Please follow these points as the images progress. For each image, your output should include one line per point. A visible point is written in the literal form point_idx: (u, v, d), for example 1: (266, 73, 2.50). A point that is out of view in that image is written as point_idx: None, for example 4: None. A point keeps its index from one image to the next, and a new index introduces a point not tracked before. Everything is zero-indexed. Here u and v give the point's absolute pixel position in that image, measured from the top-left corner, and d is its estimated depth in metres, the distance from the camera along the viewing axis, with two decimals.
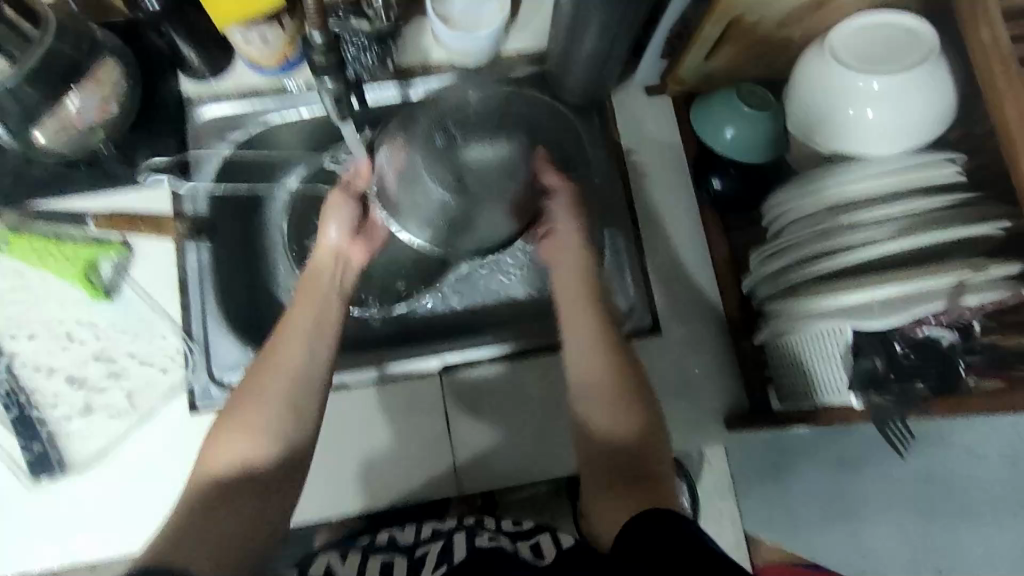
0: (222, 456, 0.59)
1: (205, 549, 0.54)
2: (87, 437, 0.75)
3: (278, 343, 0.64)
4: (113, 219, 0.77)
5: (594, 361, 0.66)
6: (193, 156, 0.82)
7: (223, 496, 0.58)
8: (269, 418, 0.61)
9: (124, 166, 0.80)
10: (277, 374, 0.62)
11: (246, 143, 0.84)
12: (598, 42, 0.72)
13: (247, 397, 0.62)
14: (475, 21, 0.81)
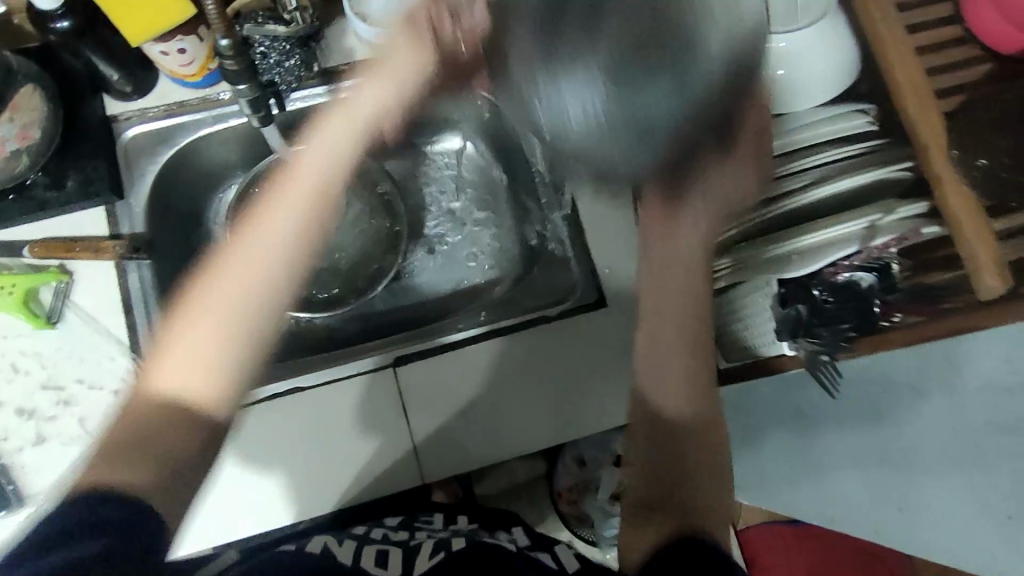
0: (157, 382, 0.53)
1: (127, 475, 0.49)
2: (42, 466, 0.74)
3: (238, 242, 0.56)
4: (49, 246, 0.77)
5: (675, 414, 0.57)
6: (123, 175, 0.81)
7: (146, 430, 0.52)
8: (216, 332, 0.53)
9: (54, 192, 0.78)
10: (230, 291, 0.54)
11: (176, 157, 0.84)
12: None
13: (198, 304, 0.54)
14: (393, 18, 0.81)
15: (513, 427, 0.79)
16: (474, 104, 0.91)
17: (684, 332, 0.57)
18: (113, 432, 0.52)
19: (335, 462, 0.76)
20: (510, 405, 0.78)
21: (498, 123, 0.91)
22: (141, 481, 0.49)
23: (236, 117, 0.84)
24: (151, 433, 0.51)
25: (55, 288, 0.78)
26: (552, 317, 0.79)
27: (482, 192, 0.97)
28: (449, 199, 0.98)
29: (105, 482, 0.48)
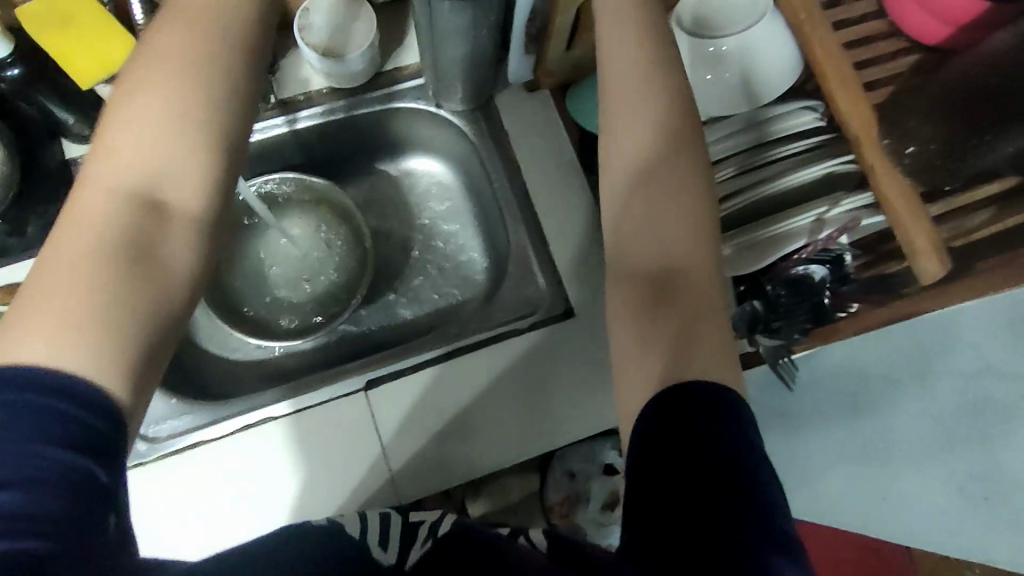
0: (110, 173, 0.49)
1: (69, 307, 0.43)
2: None
3: (159, 53, 0.52)
4: (12, 292, 0.77)
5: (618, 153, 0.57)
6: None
7: (85, 234, 0.47)
8: (173, 115, 0.51)
9: (16, 238, 0.78)
10: (178, 82, 0.51)
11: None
12: (460, 48, 0.75)
13: (143, 86, 0.51)
14: (344, 44, 0.82)
15: (489, 442, 0.78)
16: (433, 125, 0.92)
17: (661, 252, 0.54)
18: (69, 233, 0.46)
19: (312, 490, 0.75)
20: (485, 419, 0.78)
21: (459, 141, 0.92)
22: (78, 351, 0.42)
23: None
24: (75, 247, 0.46)
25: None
26: (524, 328, 0.80)
27: (448, 212, 0.98)
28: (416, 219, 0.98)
29: (42, 313, 0.43)
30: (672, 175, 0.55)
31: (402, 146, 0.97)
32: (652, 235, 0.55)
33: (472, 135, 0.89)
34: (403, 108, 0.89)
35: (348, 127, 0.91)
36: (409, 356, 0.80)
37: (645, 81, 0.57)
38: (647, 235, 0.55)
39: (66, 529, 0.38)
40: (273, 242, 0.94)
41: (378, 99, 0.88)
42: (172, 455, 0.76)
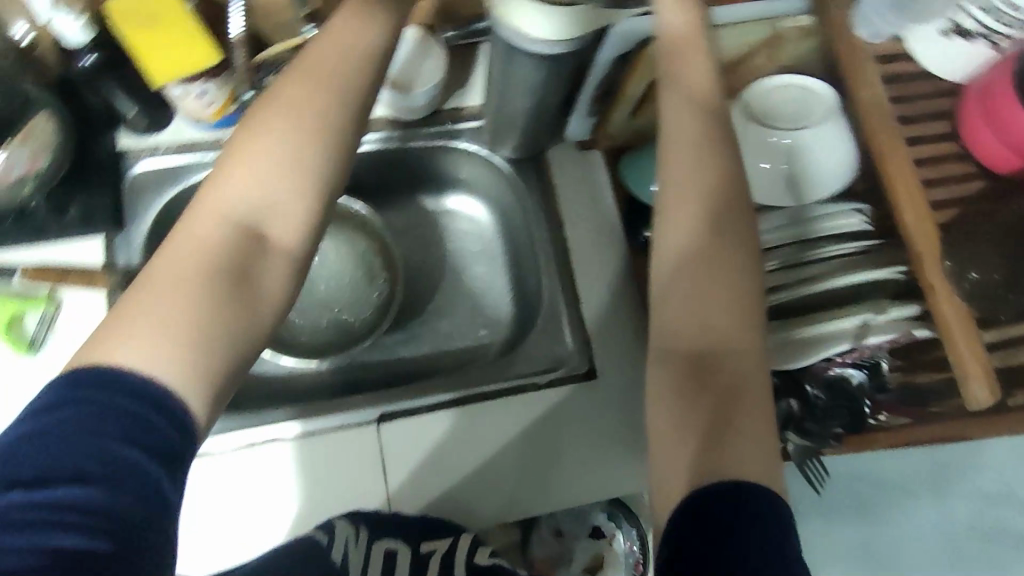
0: (219, 200, 0.53)
1: (166, 325, 0.47)
2: None
3: (285, 102, 0.55)
4: (41, 272, 0.76)
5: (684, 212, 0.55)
6: (128, 209, 0.82)
7: (188, 256, 0.51)
8: (287, 171, 0.54)
9: (55, 219, 0.78)
10: (302, 140, 0.54)
11: (181, 195, 0.84)
12: (527, 99, 0.76)
13: (260, 143, 0.54)
14: (412, 78, 0.84)
15: (492, 493, 0.76)
16: (480, 168, 0.93)
17: (682, 326, 0.54)
18: (165, 263, 0.50)
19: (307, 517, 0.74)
20: (494, 468, 0.76)
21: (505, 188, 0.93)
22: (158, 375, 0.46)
23: None
24: (179, 266, 0.50)
25: (40, 315, 0.76)
26: (541, 384, 0.79)
27: (481, 254, 0.98)
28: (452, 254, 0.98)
29: (143, 326, 0.47)
30: (724, 252, 0.55)
31: (445, 183, 0.98)
32: (695, 309, 0.54)
33: (520, 183, 0.90)
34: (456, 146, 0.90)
35: (400, 159, 0.91)
36: (427, 395, 0.79)
37: (700, 146, 0.56)
38: (690, 308, 0.54)
39: (122, 533, 0.42)
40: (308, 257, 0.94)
41: (433, 134, 0.89)
42: None
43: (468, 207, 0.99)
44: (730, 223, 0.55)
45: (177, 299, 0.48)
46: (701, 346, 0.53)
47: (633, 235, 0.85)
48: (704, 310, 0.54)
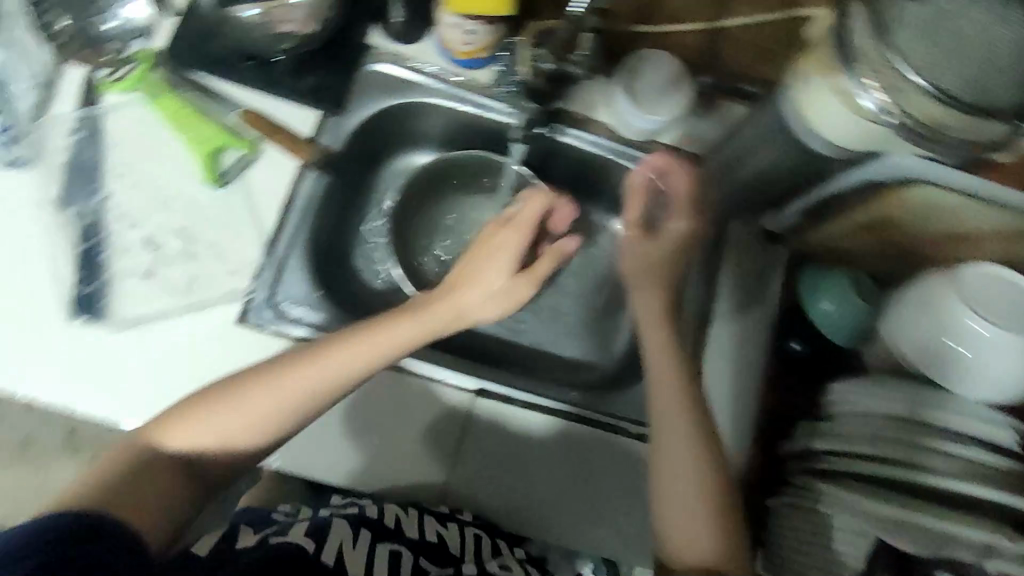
0: (196, 434, 0.62)
1: (190, 438, 0.62)
2: (135, 300, 0.75)
3: (375, 334, 0.67)
4: (255, 120, 0.78)
5: (700, 452, 0.65)
6: (349, 99, 0.85)
7: (270, 411, 0.64)
8: (330, 375, 0.65)
9: (290, 78, 0.82)
10: (364, 355, 0.66)
11: (399, 107, 0.88)
12: None
13: (344, 351, 0.66)
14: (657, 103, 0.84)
15: (546, 507, 0.76)
16: None
17: (696, 491, 0.64)
18: (101, 468, 0.60)
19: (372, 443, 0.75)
20: (547, 491, 0.76)
21: None
22: (180, 508, 0.61)
23: (467, 104, 0.88)
24: (256, 400, 0.63)
25: (241, 155, 0.81)
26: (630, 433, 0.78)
27: (616, 280, 0.97)
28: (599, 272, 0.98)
29: (121, 453, 0.61)
30: (677, 470, 0.65)
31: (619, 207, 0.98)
32: (664, 511, 0.65)
33: None
34: None
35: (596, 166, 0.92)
36: (522, 391, 0.79)
37: (689, 406, 0.67)
38: (689, 528, 0.63)
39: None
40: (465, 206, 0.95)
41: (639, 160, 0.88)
42: (285, 338, 0.76)
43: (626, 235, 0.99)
44: (686, 453, 0.65)
45: (228, 426, 0.63)
46: (693, 558, 0.62)
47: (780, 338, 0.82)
48: (705, 498, 0.64)
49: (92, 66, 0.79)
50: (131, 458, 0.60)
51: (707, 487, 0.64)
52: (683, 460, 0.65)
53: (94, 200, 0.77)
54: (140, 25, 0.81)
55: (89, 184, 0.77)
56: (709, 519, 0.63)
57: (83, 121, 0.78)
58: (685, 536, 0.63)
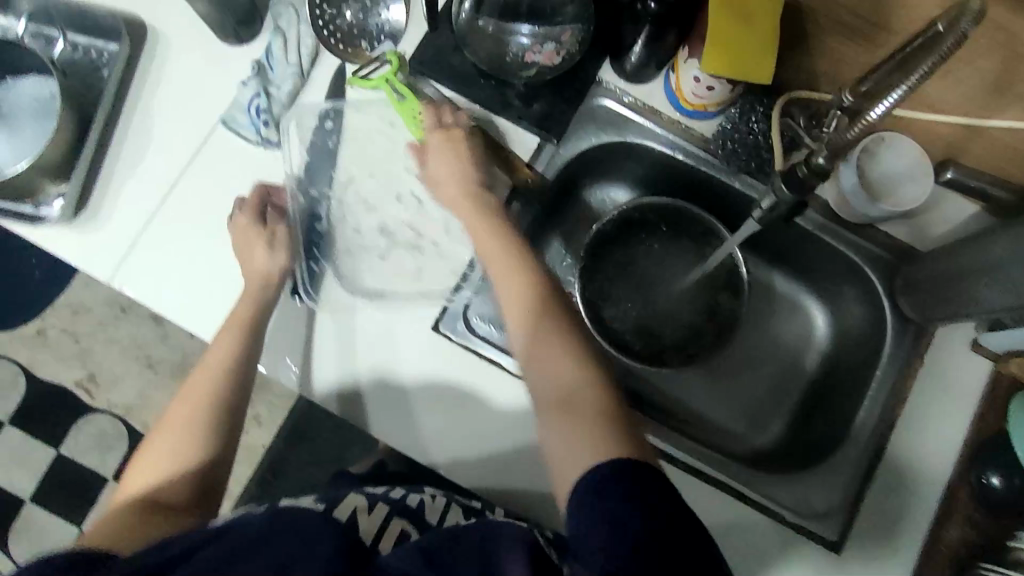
0: (140, 479, 0.69)
1: (112, 535, 0.62)
2: (345, 288, 0.81)
3: (179, 407, 0.73)
4: (484, 138, 0.81)
5: (519, 293, 0.70)
6: (571, 129, 0.86)
7: (169, 439, 0.71)
8: (198, 414, 0.72)
9: (520, 103, 0.84)
10: (213, 376, 0.74)
11: (614, 144, 0.88)
12: (995, 295, 0.70)
13: (186, 400, 0.73)
14: (889, 191, 0.80)
15: None
16: (861, 295, 0.89)
17: (561, 375, 0.66)
18: (94, 528, 0.65)
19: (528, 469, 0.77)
20: None
21: (869, 331, 0.89)
22: (168, 493, 0.68)
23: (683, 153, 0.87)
24: (182, 445, 0.70)
25: None
26: (785, 520, 0.79)
27: (798, 358, 0.95)
28: (771, 340, 0.96)
29: (110, 513, 0.66)
30: (563, 330, 0.69)
31: (810, 278, 0.95)
32: (539, 367, 0.67)
33: (891, 337, 0.85)
34: (856, 266, 0.86)
35: (799, 237, 0.89)
36: (680, 450, 0.82)
37: (537, 293, 0.70)
38: (543, 363, 0.67)
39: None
40: (657, 256, 0.96)
41: (848, 242, 0.85)
42: (473, 351, 0.80)
43: (810, 310, 0.96)
44: (538, 316, 0.69)
45: (178, 465, 0.69)
46: (560, 397, 0.65)
47: (971, 470, 0.78)
48: (518, 300, 0.70)
49: (345, 63, 0.84)
50: (132, 517, 0.65)
51: (521, 297, 0.70)
52: (534, 305, 0.70)
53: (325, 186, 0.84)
54: (395, 28, 0.86)
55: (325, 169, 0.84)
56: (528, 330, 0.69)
57: (328, 115, 0.83)
58: (545, 397, 0.66)
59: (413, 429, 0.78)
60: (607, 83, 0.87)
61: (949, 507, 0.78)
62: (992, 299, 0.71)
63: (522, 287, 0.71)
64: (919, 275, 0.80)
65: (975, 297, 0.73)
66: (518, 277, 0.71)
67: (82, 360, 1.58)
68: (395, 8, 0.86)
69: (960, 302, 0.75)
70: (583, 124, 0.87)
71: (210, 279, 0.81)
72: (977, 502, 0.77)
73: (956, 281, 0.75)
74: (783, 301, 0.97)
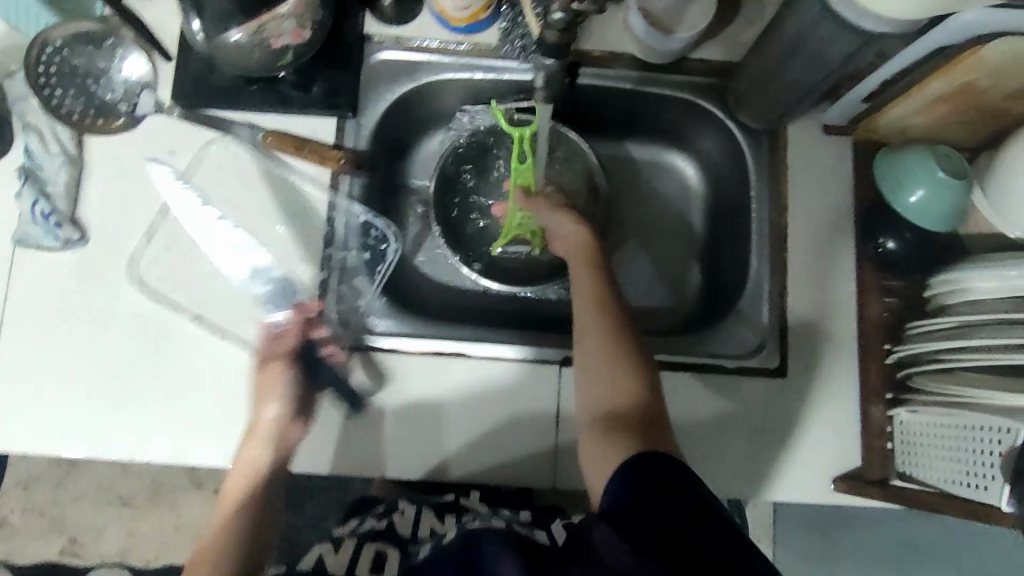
0: None
1: None
2: (208, 348, 0.76)
3: (209, 543, 0.68)
4: (281, 139, 0.78)
5: (582, 307, 0.67)
6: (364, 96, 0.82)
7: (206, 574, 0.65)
8: (232, 534, 0.68)
9: (299, 93, 0.80)
10: (246, 484, 0.70)
11: (413, 92, 0.84)
12: (807, 73, 0.69)
13: (222, 532, 0.68)
14: (679, 19, 0.78)
15: None
16: (710, 128, 0.87)
17: (608, 358, 0.64)
18: None
19: (465, 436, 0.76)
20: None
21: (731, 157, 0.87)
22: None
23: (482, 71, 0.84)
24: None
25: (275, 182, 0.80)
26: (729, 369, 0.77)
27: (682, 219, 0.94)
28: (652, 208, 0.94)
29: None
30: (585, 318, 0.67)
31: (661, 134, 0.93)
32: (596, 391, 0.64)
33: (750, 156, 0.83)
34: (690, 102, 0.85)
35: (629, 101, 0.87)
36: None
37: (592, 317, 0.66)
38: (595, 382, 0.64)
39: None
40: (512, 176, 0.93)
41: (671, 84, 0.84)
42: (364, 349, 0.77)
43: (676, 164, 0.94)
44: (590, 317, 0.66)
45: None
46: (604, 413, 0.62)
47: (867, 245, 0.78)
48: (592, 312, 0.67)
49: (109, 134, 0.79)
50: None
51: (601, 325, 0.66)
52: (589, 317, 0.66)
53: (141, 261, 0.77)
54: (143, 78, 0.80)
55: (135, 244, 0.78)
56: (602, 348, 0.64)
57: (117, 190, 0.78)
58: (598, 432, 0.61)
59: (336, 453, 0.75)
60: (381, 38, 0.83)
61: (862, 286, 0.78)
62: (808, 75, 0.69)
63: (589, 317, 0.66)
64: (743, 85, 0.78)
65: (793, 80, 0.71)
66: (587, 287, 0.69)
67: (59, 528, 1.43)
68: (130, 59, 0.80)
69: (786, 91, 0.73)
70: (373, 86, 0.83)
71: (70, 404, 0.74)
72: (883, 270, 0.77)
73: (773, 75, 0.72)
74: (647, 167, 0.95)
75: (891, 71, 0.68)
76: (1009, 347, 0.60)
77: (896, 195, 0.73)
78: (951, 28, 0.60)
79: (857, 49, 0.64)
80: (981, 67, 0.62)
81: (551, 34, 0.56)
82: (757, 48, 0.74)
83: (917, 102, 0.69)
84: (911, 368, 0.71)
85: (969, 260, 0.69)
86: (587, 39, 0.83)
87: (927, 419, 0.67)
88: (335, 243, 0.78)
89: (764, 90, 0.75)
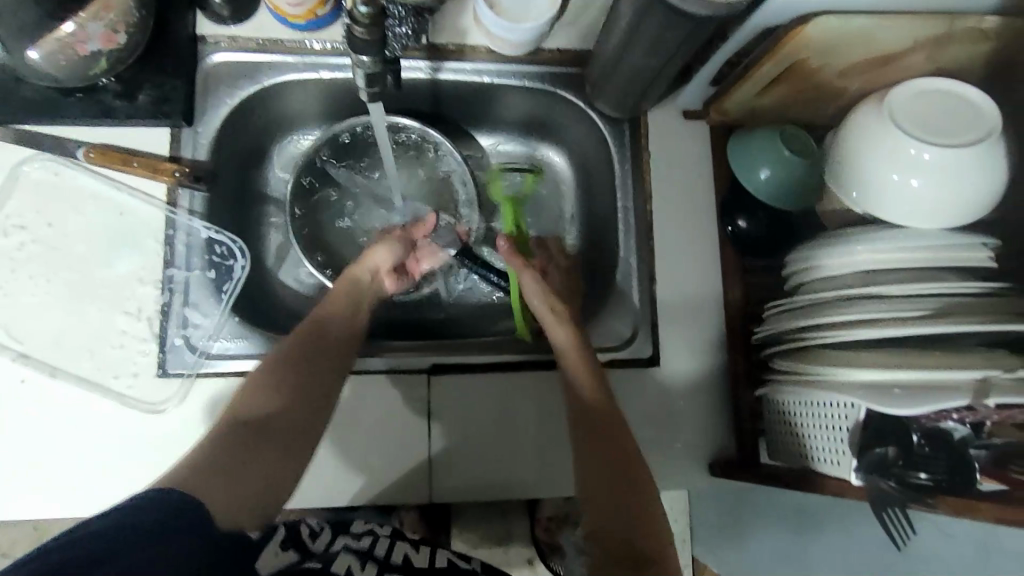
0: (228, 425, 0.58)
1: (203, 470, 0.52)
2: (38, 389, 0.69)
3: (265, 366, 0.63)
4: (106, 154, 0.72)
5: (554, 313, 0.73)
6: (201, 102, 0.76)
7: (237, 414, 0.59)
8: (294, 371, 0.63)
9: (124, 102, 0.73)
10: (328, 355, 0.66)
11: (258, 95, 0.79)
12: (646, 58, 0.68)
13: (271, 367, 0.63)
14: (524, 12, 0.75)
15: (520, 454, 0.75)
16: (573, 119, 0.85)
17: (580, 356, 0.69)
18: (180, 463, 0.53)
19: (335, 458, 0.73)
20: (523, 449, 0.75)
21: (595, 147, 0.86)
22: (250, 503, 0.54)
23: (329, 70, 0.79)
24: (261, 450, 0.57)
25: (106, 202, 0.74)
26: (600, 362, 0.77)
27: (556, 211, 0.92)
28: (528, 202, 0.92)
29: (210, 460, 0.54)
30: (558, 316, 0.73)
31: (529, 127, 0.90)
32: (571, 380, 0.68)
33: (612, 144, 0.82)
34: (550, 93, 0.83)
35: (489, 94, 0.84)
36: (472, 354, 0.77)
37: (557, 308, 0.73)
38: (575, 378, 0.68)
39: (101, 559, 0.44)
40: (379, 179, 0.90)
41: (528, 75, 0.82)
42: (216, 375, 0.71)
43: (547, 156, 0.92)
44: (559, 314, 0.73)
45: (258, 467, 0.56)
46: (583, 413, 0.67)
47: (726, 228, 0.78)
48: (560, 315, 0.73)
49: None
50: (227, 442, 0.56)
51: (569, 334, 0.71)
52: (557, 322, 0.72)
53: None
54: None
55: None
56: (577, 357, 0.69)
57: None
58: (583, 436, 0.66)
59: None
60: (216, 39, 0.77)
61: (726, 272, 0.78)
62: (648, 59, 0.68)
63: (564, 321, 0.72)
64: (595, 75, 0.77)
65: (635, 66, 0.70)
66: (549, 300, 0.74)
67: None
68: None
69: (632, 79, 0.72)
70: (211, 91, 0.77)
71: None
72: (744, 252, 0.78)
73: (617, 62, 0.71)
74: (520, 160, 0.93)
75: (727, 52, 0.68)
76: (850, 321, 0.61)
77: (745, 177, 0.75)
78: (772, 8, 0.59)
79: (690, 34, 0.63)
80: (807, 45, 0.62)
81: (360, 29, 0.53)
82: (601, 35, 0.73)
83: (756, 84, 0.70)
84: (770, 346, 0.72)
85: (819, 236, 0.69)
86: (437, 32, 0.79)
87: (784, 399, 0.68)
88: (176, 263, 0.73)
89: (613, 78, 0.74)
